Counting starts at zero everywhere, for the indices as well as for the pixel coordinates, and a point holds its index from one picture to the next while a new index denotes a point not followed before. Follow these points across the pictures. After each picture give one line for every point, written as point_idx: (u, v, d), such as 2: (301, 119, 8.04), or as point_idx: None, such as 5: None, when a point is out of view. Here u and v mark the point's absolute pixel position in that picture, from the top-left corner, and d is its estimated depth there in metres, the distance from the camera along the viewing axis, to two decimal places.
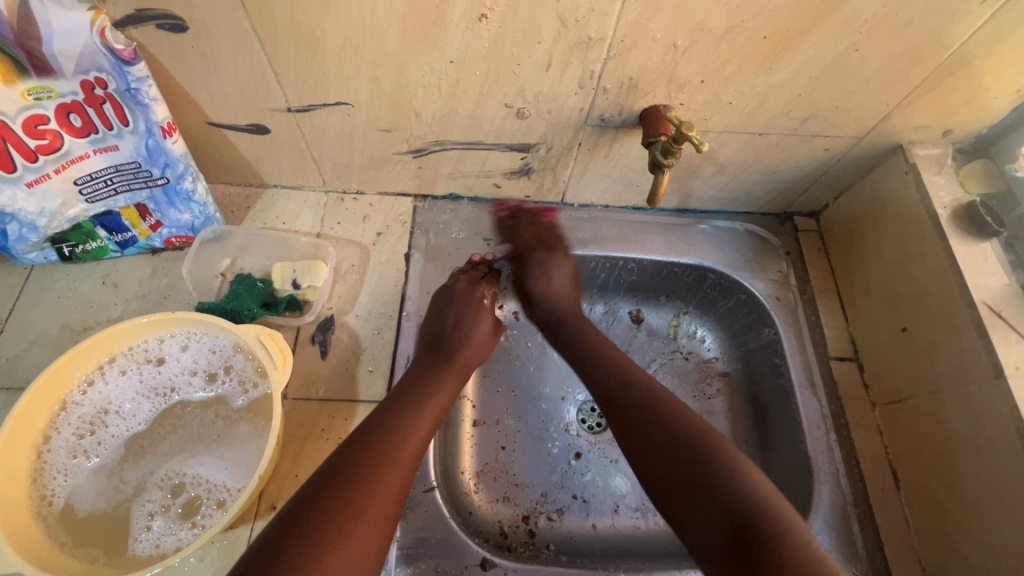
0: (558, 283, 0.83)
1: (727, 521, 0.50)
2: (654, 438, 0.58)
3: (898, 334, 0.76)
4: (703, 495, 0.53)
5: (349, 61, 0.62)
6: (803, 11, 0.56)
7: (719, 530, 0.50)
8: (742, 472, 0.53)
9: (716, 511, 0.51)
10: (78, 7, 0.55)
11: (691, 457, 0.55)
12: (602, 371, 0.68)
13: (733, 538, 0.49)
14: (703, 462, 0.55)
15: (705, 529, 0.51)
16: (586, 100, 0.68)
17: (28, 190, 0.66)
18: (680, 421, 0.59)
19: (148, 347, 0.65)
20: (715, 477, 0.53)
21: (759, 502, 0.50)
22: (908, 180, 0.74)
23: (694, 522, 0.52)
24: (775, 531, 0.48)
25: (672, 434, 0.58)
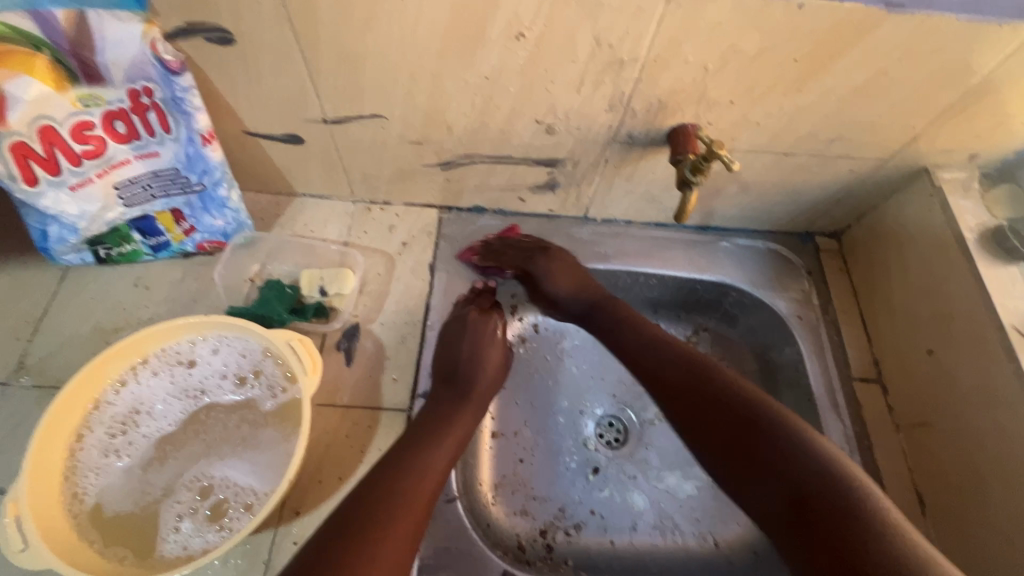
0: (564, 282, 0.80)
1: (797, 486, 0.54)
2: (719, 410, 0.63)
3: (923, 356, 0.76)
4: (771, 464, 0.57)
5: (387, 75, 0.64)
6: (834, 36, 0.57)
7: (785, 493, 0.55)
8: (811, 443, 0.57)
9: (781, 473, 0.56)
10: (132, 19, 0.58)
11: (752, 428, 0.60)
12: (644, 345, 0.72)
13: (796, 503, 0.54)
14: (766, 431, 0.59)
15: (767, 493, 0.56)
16: (616, 118, 0.69)
17: (72, 193, 0.68)
18: (726, 396, 0.63)
19: (180, 349, 0.66)
20: (782, 443, 0.57)
21: (826, 463, 0.55)
22: (933, 203, 0.75)
23: (761, 489, 0.57)
24: (844, 494, 0.52)
25: (728, 405, 0.62)
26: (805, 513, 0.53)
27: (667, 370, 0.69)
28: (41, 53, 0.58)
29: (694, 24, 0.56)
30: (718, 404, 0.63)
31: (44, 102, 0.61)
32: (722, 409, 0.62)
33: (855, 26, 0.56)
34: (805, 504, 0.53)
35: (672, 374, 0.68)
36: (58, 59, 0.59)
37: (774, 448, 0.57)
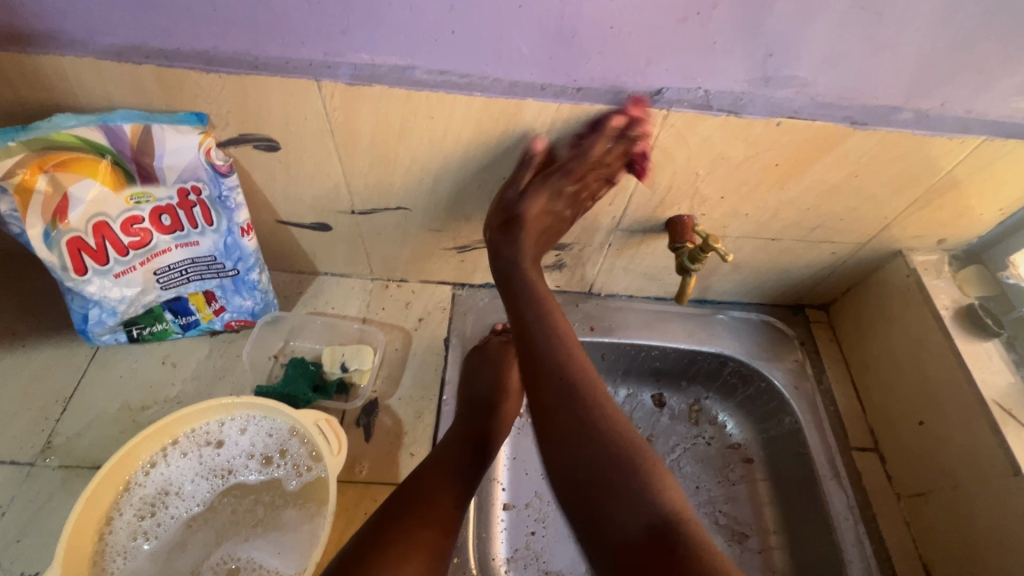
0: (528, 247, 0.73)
1: (653, 523, 0.51)
2: (586, 438, 0.57)
3: (914, 427, 0.80)
4: (628, 495, 0.53)
5: (413, 175, 0.71)
6: (809, 147, 0.65)
7: (640, 526, 0.51)
8: (669, 489, 0.54)
9: (638, 504, 0.52)
10: (192, 131, 0.64)
11: (617, 460, 0.55)
12: (545, 350, 0.64)
13: (653, 536, 0.50)
14: (624, 466, 0.54)
15: (622, 526, 0.52)
16: (619, 210, 0.76)
17: (115, 280, 0.73)
18: (601, 426, 0.57)
19: (209, 430, 0.69)
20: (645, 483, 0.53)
21: (677, 511, 0.52)
22: (910, 282, 0.81)
23: (612, 519, 0.52)
24: (692, 541, 0.50)
25: (597, 438, 0.57)
26: (661, 550, 0.49)
27: (556, 375, 0.62)
28: (105, 158, 0.64)
29: (687, 137, 0.64)
30: (588, 432, 0.57)
31: (102, 200, 0.67)
32: (594, 437, 0.57)
33: (827, 139, 0.64)
34: (658, 544, 0.50)
35: (555, 390, 0.60)
36: (118, 163, 0.65)
37: (634, 484, 0.53)
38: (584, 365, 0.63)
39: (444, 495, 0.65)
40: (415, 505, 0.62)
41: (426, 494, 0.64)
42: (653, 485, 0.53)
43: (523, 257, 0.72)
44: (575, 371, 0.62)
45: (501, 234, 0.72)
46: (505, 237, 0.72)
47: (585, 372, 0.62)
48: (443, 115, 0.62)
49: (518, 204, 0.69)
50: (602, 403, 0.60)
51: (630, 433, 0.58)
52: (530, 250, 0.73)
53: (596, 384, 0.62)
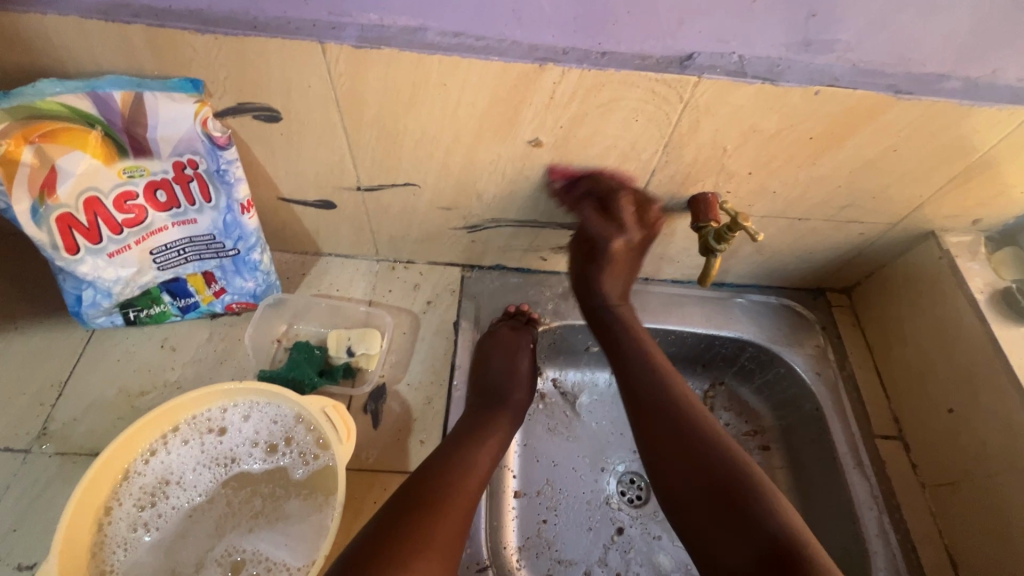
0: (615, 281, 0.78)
1: (765, 545, 0.52)
2: (693, 467, 0.59)
3: (942, 415, 0.77)
4: (739, 517, 0.54)
5: (423, 148, 0.67)
6: (847, 118, 0.61)
7: (750, 547, 0.52)
8: (781, 508, 0.55)
9: (750, 527, 0.53)
10: (187, 99, 0.60)
11: (728, 484, 0.56)
12: (642, 377, 0.68)
13: (763, 558, 0.51)
14: (734, 491, 0.56)
15: (734, 550, 0.53)
16: (639, 187, 0.72)
17: (109, 260, 0.69)
18: (707, 454, 0.59)
19: (210, 417, 0.67)
20: (753, 504, 0.55)
21: (789, 530, 0.53)
22: (942, 264, 0.78)
23: (722, 540, 0.54)
24: (808, 561, 0.50)
25: (705, 465, 0.59)
26: (773, 572, 0.50)
27: (660, 408, 0.64)
28: (94, 128, 0.60)
29: (717, 107, 0.60)
30: (696, 462, 0.59)
31: (92, 174, 0.63)
32: (702, 465, 0.59)
33: (867, 110, 0.60)
34: (769, 567, 0.51)
35: (659, 422, 0.63)
36: (109, 135, 0.61)
37: (747, 508, 0.55)
38: (688, 396, 0.65)
39: (460, 486, 0.62)
40: (428, 495, 0.60)
41: (439, 483, 0.61)
42: (763, 507, 0.54)
43: (609, 296, 0.78)
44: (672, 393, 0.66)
45: (587, 265, 0.79)
46: (597, 266, 0.78)
47: (685, 398, 0.65)
48: (457, 82, 0.58)
49: (602, 249, 0.76)
50: (707, 431, 0.62)
51: (738, 456, 0.59)
52: (614, 289, 0.78)
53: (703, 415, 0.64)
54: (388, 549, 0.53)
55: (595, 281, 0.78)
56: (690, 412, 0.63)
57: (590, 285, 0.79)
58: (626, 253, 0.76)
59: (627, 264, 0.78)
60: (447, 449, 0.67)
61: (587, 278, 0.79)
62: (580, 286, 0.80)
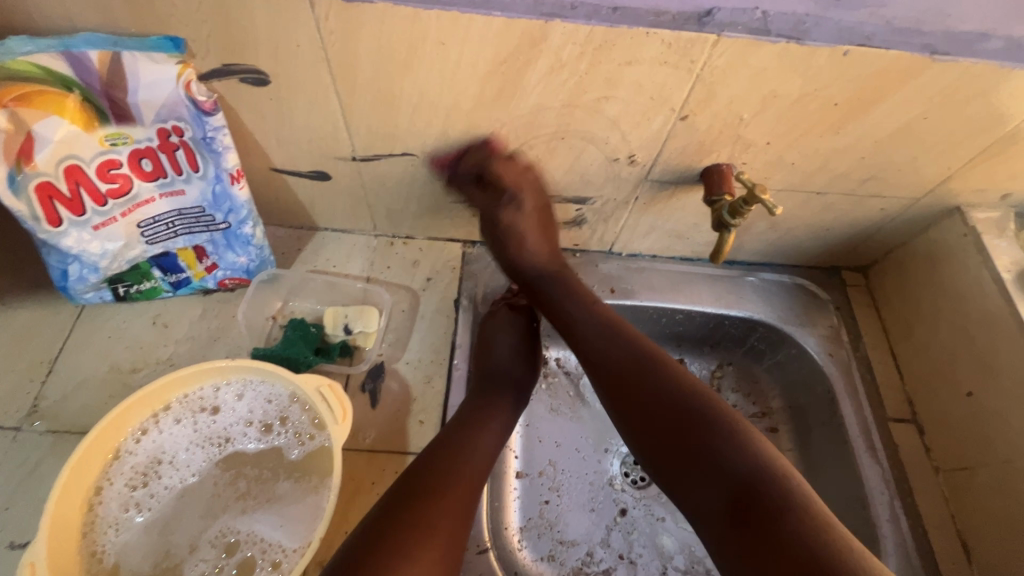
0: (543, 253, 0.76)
1: (735, 485, 0.51)
2: (659, 415, 0.58)
3: (961, 398, 0.75)
4: (705, 461, 0.54)
5: (421, 115, 0.63)
6: (877, 82, 0.57)
7: (722, 490, 0.51)
8: (750, 445, 0.53)
9: (718, 467, 0.53)
10: (168, 61, 0.56)
11: (695, 428, 0.55)
12: (598, 336, 0.66)
13: (733, 499, 0.51)
14: (703, 435, 0.55)
15: (704, 493, 0.53)
16: (649, 158, 0.68)
17: (94, 232, 0.66)
18: (673, 402, 0.58)
19: (203, 395, 0.65)
20: (719, 445, 0.53)
21: (758, 467, 0.51)
22: (967, 242, 0.74)
23: (694, 490, 0.53)
24: (775, 499, 0.49)
25: (671, 411, 0.57)
26: (743, 512, 0.49)
27: (619, 364, 0.63)
28: (72, 93, 0.57)
29: (737, 69, 0.56)
30: (660, 411, 0.58)
31: (72, 141, 0.59)
32: (668, 413, 0.57)
33: (899, 73, 0.55)
34: (738, 508, 0.50)
35: (619, 380, 0.62)
36: (88, 99, 0.58)
37: (714, 446, 0.54)
38: (653, 350, 0.64)
39: (463, 470, 0.60)
40: (429, 482, 0.58)
41: (441, 469, 0.59)
42: (730, 444, 0.53)
43: (529, 252, 0.76)
44: (629, 346, 0.64)
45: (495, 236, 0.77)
46: (506, 230, 0.75)
47: (644, 348, 0.64)
48: (457, 41, 0.54)
49: (496, 219, 0.75)
50: (676, 380, 0.60)
51: (703, 402, 0.58)
52: (534, 244, 0.76)
53: (668, 365, 0.62)
54: (392, 535, 0.52)
55: (513, 247, 0.76)
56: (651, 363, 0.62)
57: (506, 251, 0.77)
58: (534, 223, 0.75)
59: (543, 222, 0.76)
60: (450, 431, 0.65)
61: (500, 245, 0.77)
62: (505, 258, 0.78)
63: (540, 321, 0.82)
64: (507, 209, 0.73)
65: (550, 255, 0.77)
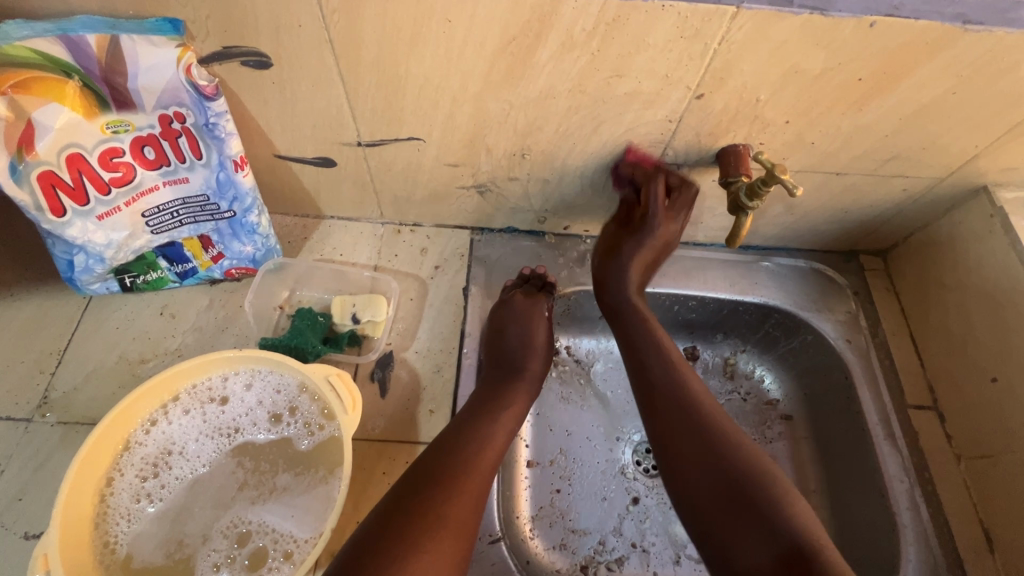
0: (638, 273, 0.74)
1: (787, 546, 0.49)
2: (709, 465, 0.57)
3: (986, 384, 0.73)
4: (754, 516, 0.52)
5: (428, 98, 0.61)
6: (903, 54, 0.54)
7: (770, 550, 0.50)
8: (803, 513, 0.52)
9: (766, 526, 0.51)
10: (167, 44, 0.55)
11: (746, 488, 0.54)
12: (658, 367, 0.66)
13: (784, 562, 0.49)
14: (751, 492, 0.54)
15: (750, 551, 0.51)
16: (664, 139, 0.66)
17: (98, 222, 0.65)
18: (724, 453, 0.57)
19: (211, 386, 0.64)
20: (773, 507, 0.52)
21: (809, 535, 0.50)
22: (994, 223, 0.71)
23: (738, 545, 0.52)
24: (832, 566, 0.47)
25: (720, 463, 0.56)
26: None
27: (673, 402, 0.62)
28: (71, 79, 0.55)
29: (756, 44, 0.53)
30: (711, 462, 0.57)
31: (73, 129, 0.58)
32: (718, 465, 0.56)
33: (927, 45, 0.53)
34: (789, 568, 0.48)
35: (672, 420, 0.61)
36: (88, 85, 0.56)
37: (762, 502, 0.53)
38: (702, 398, 0.62)
39: (474, 460, 0.60)
40: (440, 472, 0.57)
41: (451, 459, 0.59)
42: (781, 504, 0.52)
43: (630, 283, 0.74)
44: (686, 384, 0.64)
45: (625, 240, 0.75)
46: (632, 245, 0.74)
47: (698, 391, 0.63)
48: (463, 18, 0.52)
49: (651, 224, 0.72)
50: (721, 429, 0.59)
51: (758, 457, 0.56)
52: (636, 278, 0.74)
53: (717, 415, 0.61)
54: (400, 527, 0.51)
55: (621, 266, 0.74)
56: (705, 413, 0.61)
57: (614, 262, 0.75)
58: (664, 242, 0.74)
59: (660, 252, 0.75)
60: (461, 422, 0.64)
61: (618, 252, 0.75)
62: (603, 273, 0.76)
63: (552, 309, 0.80)
64: (670, 219, 0.72)
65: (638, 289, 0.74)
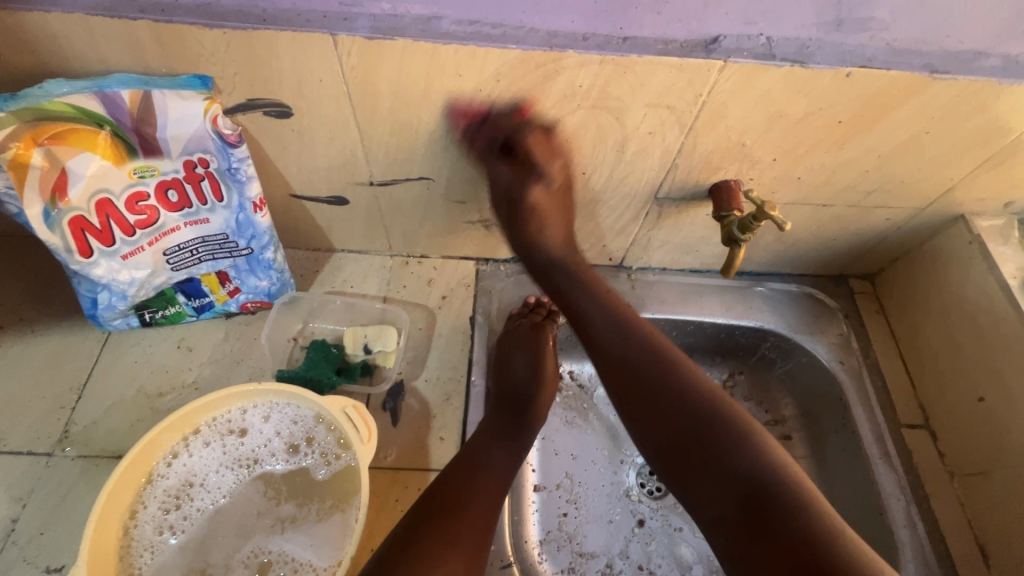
0: (557, 235, 0.73)
1: (745, 488, 0.51)
2: (670, 421, 0.57)
3: (973, 404, 0.76)
4: (716, 464, 0.54)
5: (437, 141, 0.65)
6: (879, 99, 0.58)
7: (731, 494, 0.52)
8: (760, 450, 0.53)
9: (725, 475, 0.53)
10: (195, 97, 0.58)
11: (701, 433, 0.56)
12: (605, 321, 0.65)
13: (745, 505, 0.51)
14: (710, 437, 0.55)
15: (715, 496, 0.53)
16: (660, 177, 0.70)
17: (122, 261, 0.68)
18: (678, 399, 0.58)
19: (230, 418, 0.66)
20: (728, 450, 0.54)
21: (778, 473, 0.52)
22: (972, 250, 0.75)
23: (704, 489, 0.54)
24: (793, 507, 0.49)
25: (678, 410, 0.57)
26: (755, 516, 0.50)
27: (624, 351, 0.63)
28: (103, 129, 0.59)
29: (743, 93, 0.58)
30: (665, 413, 0.58)
31: (104, 175, 0.61)
32: (678, 411, 0.57)
33: (900, 91, 0.57)
34: (749, 509, 0.50)
35: (627, 373, 0.61)
36: (118, 135, 0.60)
37: (720, 446, 0.54)
38: (654, 340, 0.63)
39: (482, 486, 0.62)
40: (450, 499, 0.59)
41: (461, 490, 0.61)
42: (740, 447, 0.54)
43: (550, 240, 0.73)
44: (636, 331, 0.64)
45: (511, 208, 0.72)
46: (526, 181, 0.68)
47: (652, 338, 0.63)
48: (472, 72, 0.56)
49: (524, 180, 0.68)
50: (679, 383, 0.59)
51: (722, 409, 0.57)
52: (556, 232, 0.74)
53: (677, 361, 0.61)
54: (415, 551, 0.54)
55: (533, 231, 0.73)
56: (667, 362, 0.61)
57: (518, 222, 0.73)
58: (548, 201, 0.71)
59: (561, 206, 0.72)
60: (468, 449, 0.67)
61: (515, 214, 0.72)
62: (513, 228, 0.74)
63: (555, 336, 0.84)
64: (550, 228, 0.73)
65: (564, 245, 0.74)
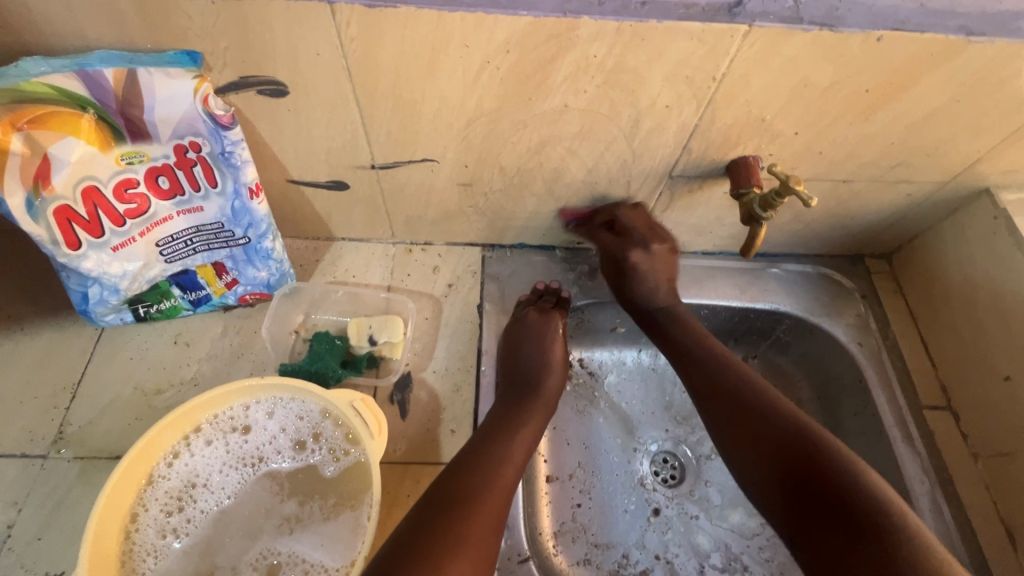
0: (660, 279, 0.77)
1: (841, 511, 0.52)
2: (765, 446, 0.59)
3: (998, 382, 0.74)
4: (809, 487, 0.55)
5: (443, 120, 0.62)
6: (909, 65, 0.55)
7: (826, 516, 0.53)
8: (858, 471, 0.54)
9: (817, 495, 0.54)
10: (184, 75, 0.55)
11: (796, 457, 0.57)
12: (704, 357, 0.69)
13: (840, 528, 0.51)
14: (803, 461, 0.56)
15: (808, 522, 0.54)
16: (675, 154, 0.67)
17: (113, 254, 0.65)
18: (772, 424, 0.60)
19: (233, 415, 0.64)
20: (822, 473, 0.55)
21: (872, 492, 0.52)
22: (998, 225, 0.73)
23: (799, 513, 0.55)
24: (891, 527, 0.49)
25: (770, 435, 0.60)
26: (852, 539, 0.50)
27: (720, 381, 0.66)
28: (87, 112, 0.55)
29: (768, 60, 0.54)
30: (759, 435, 0.60)
31: (89, 162, 0.58)
32: (769, 437, 0.59)
33: (932, 56, 0.54)
34: (847, 532, 0.51)
35: (722, 404, 0.64)
36: (103, 118, 0.56)
37: (814, 468, 0.55)
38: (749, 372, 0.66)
39: (496, 480, 0.60)
40: (464, 493, 0.57)
41: (472, 482, 0.58)
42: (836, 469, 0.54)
43: (658, 292, 0.77)
44: (728, 366, 0.67)
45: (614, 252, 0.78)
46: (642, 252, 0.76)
47: (745, 372, 0.66)
48: (480, 42, 0.53)
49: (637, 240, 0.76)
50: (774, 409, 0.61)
51: (835, 452, 0.56)
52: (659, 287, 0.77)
53: (768, 391, 0.64)
54: (427, 547, 0.51)
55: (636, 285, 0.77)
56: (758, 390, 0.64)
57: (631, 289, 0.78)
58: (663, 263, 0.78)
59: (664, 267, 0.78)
60: (480, 441, 0.64)
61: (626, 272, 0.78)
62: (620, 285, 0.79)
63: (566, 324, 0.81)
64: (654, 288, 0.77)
65: (668, 289, 0.77)
